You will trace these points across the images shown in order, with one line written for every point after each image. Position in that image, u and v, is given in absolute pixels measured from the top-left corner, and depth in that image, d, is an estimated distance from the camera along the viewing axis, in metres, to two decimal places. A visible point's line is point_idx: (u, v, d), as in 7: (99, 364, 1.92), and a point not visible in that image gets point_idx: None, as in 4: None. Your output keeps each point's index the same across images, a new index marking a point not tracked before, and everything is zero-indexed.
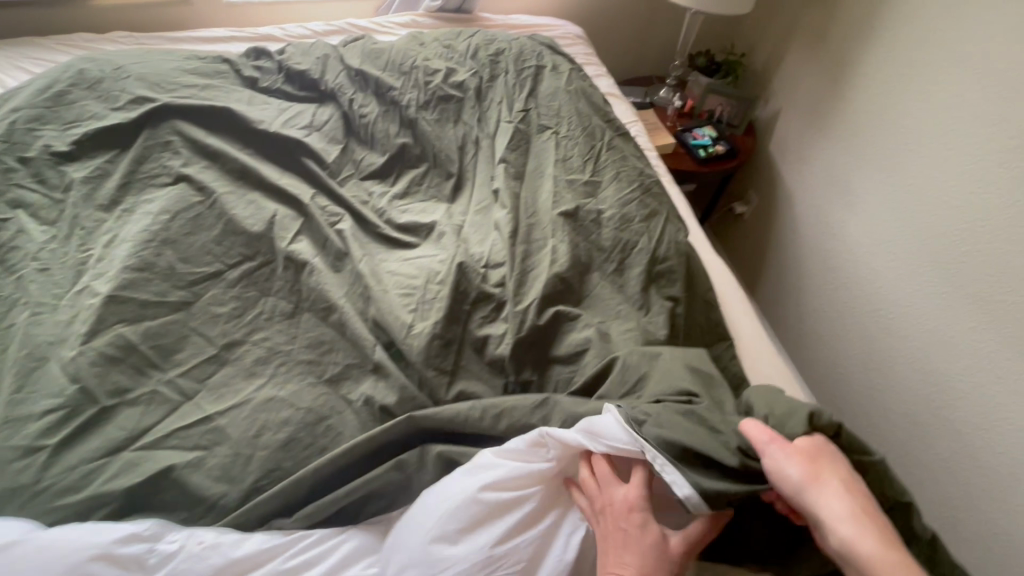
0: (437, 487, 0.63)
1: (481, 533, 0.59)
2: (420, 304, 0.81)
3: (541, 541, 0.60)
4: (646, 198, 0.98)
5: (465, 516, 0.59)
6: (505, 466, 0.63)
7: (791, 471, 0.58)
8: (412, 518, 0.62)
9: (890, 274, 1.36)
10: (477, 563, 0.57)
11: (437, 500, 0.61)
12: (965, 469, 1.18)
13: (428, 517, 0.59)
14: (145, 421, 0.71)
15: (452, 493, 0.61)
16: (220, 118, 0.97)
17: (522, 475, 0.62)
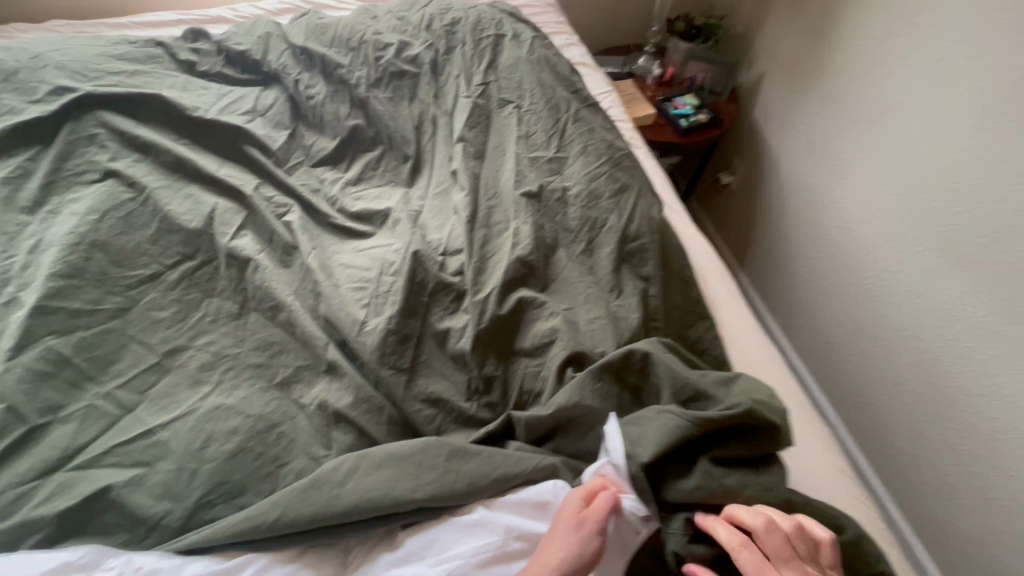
0: (431, 548, 0.57)
1: None
2: (374, 298, 0.76)
3: None
4: (615, 171, 0.92)
5: None
6: (513, 526, 0.58)
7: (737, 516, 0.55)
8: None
9: (878, 239, 1.31)
10: None
11: (434, 566, 0.56)
12: (959, 436, 1.14)
13: None
14: (80, 439, 0.64)
15: (453, 558, 0.56)
16: (153, 108, 0.91)
17: (529, 536, 0.58)
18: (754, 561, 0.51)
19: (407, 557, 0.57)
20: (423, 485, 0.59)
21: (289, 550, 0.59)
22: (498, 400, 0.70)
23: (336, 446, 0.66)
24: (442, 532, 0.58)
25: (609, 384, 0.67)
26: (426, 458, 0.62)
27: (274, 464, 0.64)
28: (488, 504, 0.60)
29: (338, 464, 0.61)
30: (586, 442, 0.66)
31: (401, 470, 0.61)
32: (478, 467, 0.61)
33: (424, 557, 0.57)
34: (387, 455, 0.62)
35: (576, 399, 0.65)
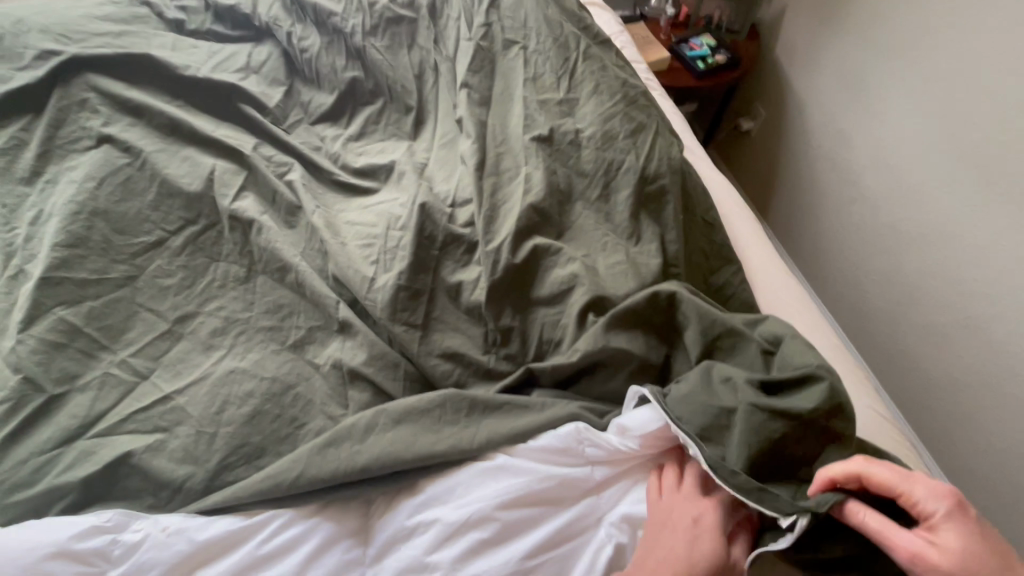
0: (453, 492, 0.56)
1: (514, 544, 0.53)
2: (383, 254, 0.73)
3: (574, 557, 0.54)
4: (630, 110, 0.86)
5: (491, 528, 0.53)
6: (534, 470, 0.56)
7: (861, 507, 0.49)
8: (422, 528, 0.54)
9: (912, 176, 1.23)
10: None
11: (455, 509, 0.54)
12: (999, 380, 1.10)
13: (449, 529, 0.53)
14: (98, 407, 0.63)
15: (474, 502, 0.54)
16: (144, 70, 0.88)
17: (554, 479, 0.56)
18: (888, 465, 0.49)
19: (428, 503, 0.56)
20: (443, 437, 0.58)
21: (313, 508, 0.58)
22: (517, 351, 0.68)
23: (353, 404, 0.65)
24: (462, 476, 0.57)
25: (634, 327, 0.64)
26: (445, 413, 0.60)
27: (292, 425, 0.63)
28: (509, 449, 0.58)
29: (352, 423, 0.60)
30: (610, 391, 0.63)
31: (421, 425, 0.59)
32: (501, 417, 0.60)
33: (445, 501, 0.55)
34: (405, 409, 0.60)
35: (600, 343, 0.62)
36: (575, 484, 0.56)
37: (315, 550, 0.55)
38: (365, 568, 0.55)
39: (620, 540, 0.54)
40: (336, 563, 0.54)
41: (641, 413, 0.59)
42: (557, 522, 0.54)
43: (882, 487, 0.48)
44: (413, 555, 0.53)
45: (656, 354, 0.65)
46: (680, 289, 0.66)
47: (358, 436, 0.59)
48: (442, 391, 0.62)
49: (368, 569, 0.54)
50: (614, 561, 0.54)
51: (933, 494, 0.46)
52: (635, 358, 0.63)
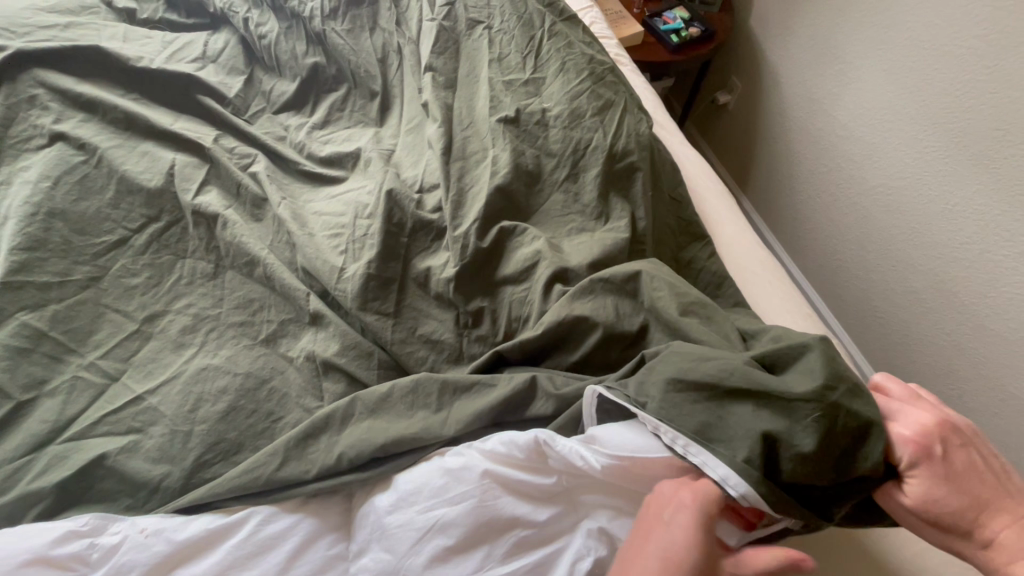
0: (419, 494, 0.54)
1: (481, 550, 0.52)
2: (351, 243, 0.72)
3: (544, 566, 0.52)
4: (597, 87, 0.85)
5: (457, 534, 0.52)
6: (498, 474, 0.54)
7: (941, 503, 0.50)
8: (392, 530, 0.53)
9: (886, 144, 1.24)
10: None
11: (422, 514, 0.53)
12: (972, 341, 1.13)
13: (417, 534, 0.52)
14: (68, 412, 0.62)
15: (440, 506, 0.53)
16: (97, 63, 0.86)
17: (523, 485, 0.54)
18: (959, 503, 0.49)
19: (397, 503, 0.54)
20: (412, 421, 0.59)
21: (295, 503, 0.57)
22: (489, 331, 0.68)
23: (327, 396, 0.64)
24: (427, 475, 0.55)
25: (606, 301, 0.65)
26: (418, 399, 0.61)
27: (268, 420, 0.63)
28: (474, 448, 0.56)
29: (329, 412, 0.60)
30: (579, 353, 0.64)
31: (396, 412, 0.60)
32: (467, 397, 0.61)
33: (414, 502, 0.54)
34: (379, 399, 0.61)
35: (566, 312, 0.64)
36: (546, 489, 0.55)
37: (297, 547, 0.54)
38: (348, 563, 0.55)
39: (599, 553, 0.53)
40: (319, 559, 0.54)
41: (619, 433, 0.55)
42: (529, 528, 0.53)
43: (960, 494, 0.50)
44: (383, 559, 0.52)
45: (630, 321, 0.64)
46: (642, 263, 0.69)
47: (336, 426, 0.60)
48: (415, 376, 0.63)
49: (349, 566, 0.54)
50: (594, 571, 0.52)
51: (1000, 516, 0.49)
52: (600, 326, 0.63)
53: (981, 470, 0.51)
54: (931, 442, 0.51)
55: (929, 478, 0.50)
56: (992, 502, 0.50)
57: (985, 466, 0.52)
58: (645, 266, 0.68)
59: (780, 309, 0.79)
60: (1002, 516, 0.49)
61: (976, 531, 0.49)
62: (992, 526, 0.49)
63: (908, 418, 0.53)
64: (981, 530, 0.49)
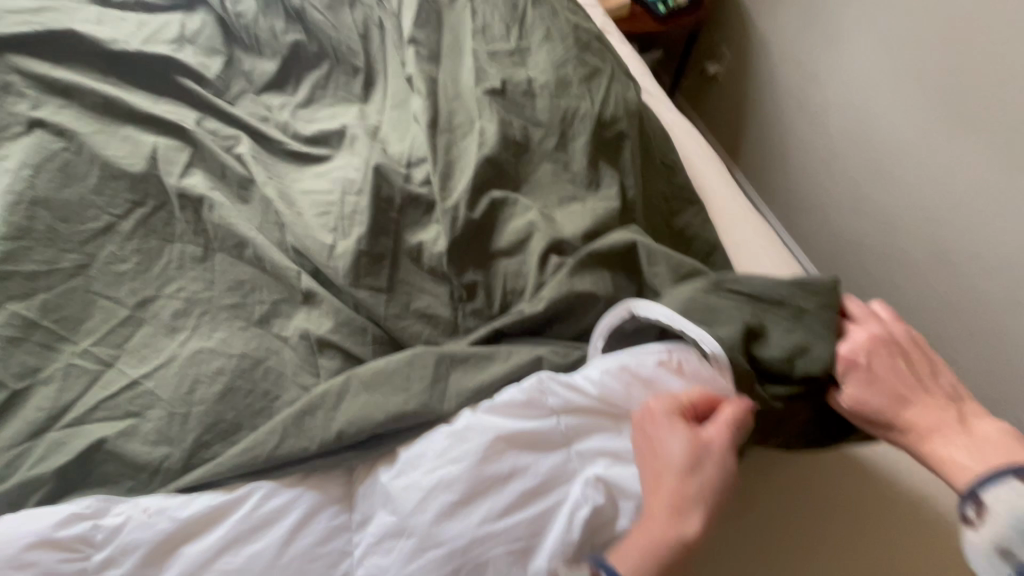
0: (424, 456, 0.55)
1: (484, 505, 0.52)
2: (340, 221, 0.72)
3: (545, 518, 0.53)
4: (584, 55, 0.84)
5: (461, 489, 0.52)
6: (500, 426, 0.55)
7: (870, 401, 0.57)
8: (397, 493, 0.54)
9: (878, 108, 1.24)
10: (473, 541, 0.50)
11: (427, 474, 0.54)
12: (963, 301, 1.13)
13: (421, 493, 0.52)
14: (64, 399, 0.62)
15: (445, 464, 0.54)
16: (71, 47, 0.84)
17: (524, 435, 0.56)
18: (881, 399, 0.57)
19: (403, 468, 0.56)
20: (409, 395, 0.59)
21: (297, 477, 0.58)
22: (483, 305, 0.68)
23: (324, 372, 0.64)
24: (432, 439, 0.56)
25: (602, 271, 0.66)
26: (415, 371, 0.61)
27: (266, 399, 0.63)
28: (478, 409, 0.58)
29: (325, 389, 0.60)
30: (580, 325, 0.66)
31: (392, 385, 0.60)
32: (462, 369, 0.61)
33: (419, 465, 0.55)
34: (374, 373, 0.61)
35: (566, 287, 0.64)
36: (545, 439, 0.56)
37: (301, 519, 0.55)
38: (351, 533, 0.55)
39: (596, 501, 0.53)
40: (323, 530, 0.54)
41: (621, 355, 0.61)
42: (529, 479, 0.54)
43: (885, 391, 0.57)
44: (388, 522, 0.53)
45: (624, 292, 0.67)
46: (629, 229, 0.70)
47: (331, 402, 0.59)
48: (409, 350, 0.63)
49: (355, 534, 0.55)
50: (593, 521, 0.53)
51: (920, 407, 0.56)
52: (601, 300, 0.65)
53: (905, 370, 0.58)
54: (864, 352, 0.59)
55: (858, 379, 0.58)
56: (913, 396, 0.57)
57: (910, 366, 0.59)
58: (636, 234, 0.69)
59: (774, 268, 0.79)
60: (918, 405, 0.56)
61: (898, 420, 0.56)
62: (911, 415, 0.56)
63: (844, 331, 0.62)
64: (902, 419, 0.56)
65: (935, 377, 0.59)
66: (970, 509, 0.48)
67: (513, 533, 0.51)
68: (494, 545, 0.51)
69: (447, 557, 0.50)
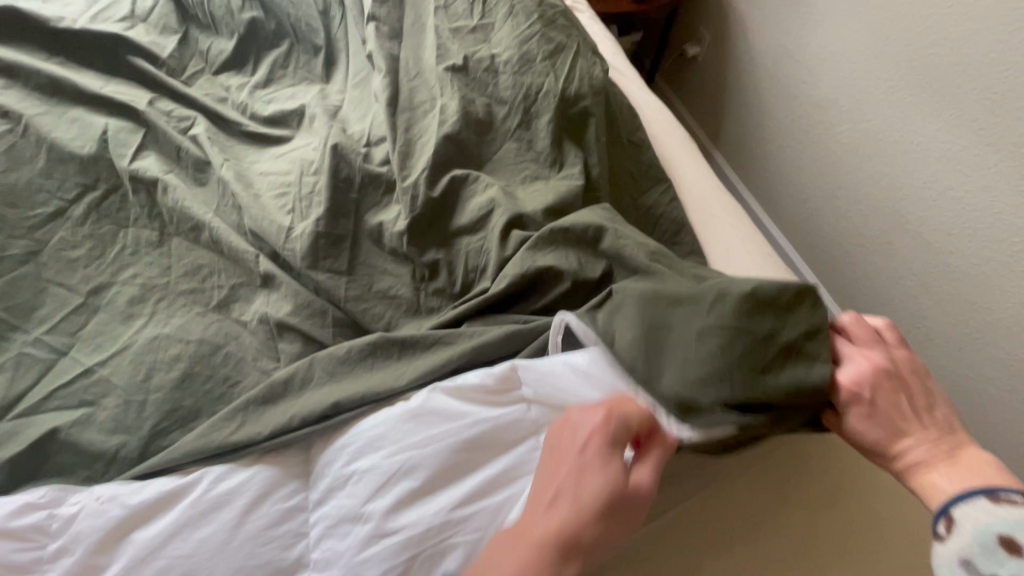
0: (386, 440, 0.54)
1: (446, 491, 0.52)
2: (298, 202, 0.70)
3: (506, 509, 0.52)
4: (548, 30, 0.82)
5: (423, 475, 0.52)
6: (469, 410, 0.55)
7: (866, 432, 0.54)
8: (357, 477, 0.53)
9: (852, 87, 1.24)
10: (431, 529, 0.50)
11: (389, 458, 0.53)
12: (936, 278, 1.15)
13: (382, 478, 0.52)
14: (16, 388, 0.60)
15: (408, 448, 0.53)
16: (16, 27, 0.81)
17: (486, 418, 0.55)
18: (877, 430, 0.54)
19: (363, 451, 0.54)
20: (366, 371, 0.60)
21: (252, 457, 0.56)
22: (447, 284, 0.67)
23: (283, 356, 0.63)
24: (395, 420, 0.55)
25: (565, 247, 0.65)
26: (378, 357, 0.61)
27: (225, 385, 0.62)
28: (438, 388, 0.56)
29: (287, 374, 0.60)
30: (545, 301, 0.64)
31: (356, 372, 0.60)
32: (418, 350, 0.61)
33: (379, 447, 0.53)
34: (337, 360, 0.60)
35: (527, 264, 0.63)
36: (514, 425, 0.56)
37: (258, 496, 0.53)
38: (307, 514, 0.53)
39: None
40: (278, 512, 0.53)
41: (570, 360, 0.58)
42: (495, 466, 0.53)
43: (882, 423, 0.54)
44: (347, 506, 0.52)
45: (590, 267, 0.64)
46: (595, 208, 0.70)
47: (296, 389, 0.59)
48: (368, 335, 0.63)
49: (310, 515, 0.53)
50: None
51: (918, 439, 0.53)
52: (564, 275, 0.63)
53: (902, 400, 0.55)
54: (864, 380, 0.55)
55: (854, 407, 0.55)
56: (909, 427, 0.54)
57: (908, 394, 0.55)
58: (601, 212, 0.69)
59: (741, 245, 0.79)
60: (914, 437, 0.53)
61: (891, 452, 0.53)
62: (905, 448, 0.53)
63: (844, 354, 0.58)
64: (895, 451, 0.53)
65: (933, 407, 0.55)
66: (941, 525, 0.48)
67: (473, 524, 0.51)
68: (453, 534, 0.50)
69: (402, 545, 0.49)
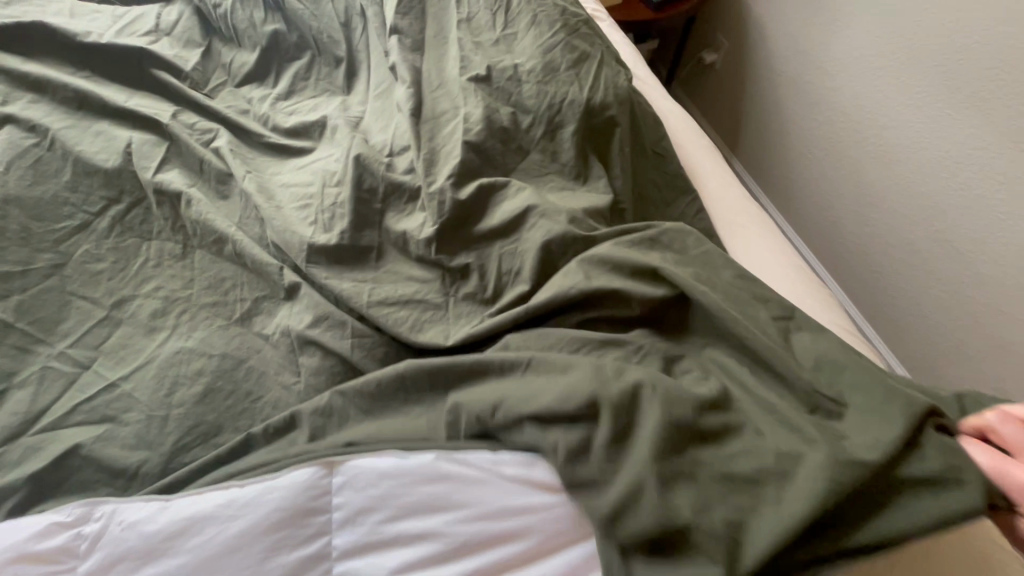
0: (427, 507, 0.50)
1: None
2: (321, 213, 0.69)
3: None
4: (572, 39, 0.81)
5: (459, 562, 0.49)
6: (511, 500, 0.51)
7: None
8: (390, 542, 0.49)
9: (876, 93, 1.21)
10: None
11: (427, 534, 0.49)
12: (972, 290, 1.10)
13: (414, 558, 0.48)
14: (39, 403, 0.59)
15: (451, 525, 0.49)
16: (44, 43, 0.82)
17: (543, 480, 0.52)
18: None
19: (401, 514, 0.50)
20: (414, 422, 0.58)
21: (271, 481, 0.52)
22: (478, 289, 0.65)
23: (303, 370, 0.62)
24: (439, 486, 0.51)
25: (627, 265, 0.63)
26: (409, 392, 0.58)
27: (248, 400, 0.61)
28: (480, 462, 0.53)
29: (318, 409, 0.58)
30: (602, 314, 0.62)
31: (390, 411, 0.58)
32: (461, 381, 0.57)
33: (419, 515, 0.50)
34: (370, 398, 0.58)
35: (585, 277, 0.62)
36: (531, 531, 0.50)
37: (277, 517, 0.49)
38: (330, 562, 0.49)
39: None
40: (295, 561, 0.48)
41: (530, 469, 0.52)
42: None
43: None
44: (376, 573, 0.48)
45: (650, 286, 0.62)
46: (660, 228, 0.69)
47: (330, 429, 0.57)
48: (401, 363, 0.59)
49: (335, 566, 0.49)
50: None
51: None
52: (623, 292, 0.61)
53: None
54: None
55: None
56: None
57: None
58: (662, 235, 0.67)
59: (772, 249, 0.78)
60: None
61: None
62: None
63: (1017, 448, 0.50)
64: None
65: None
66: None
67: None
68: None
69: None
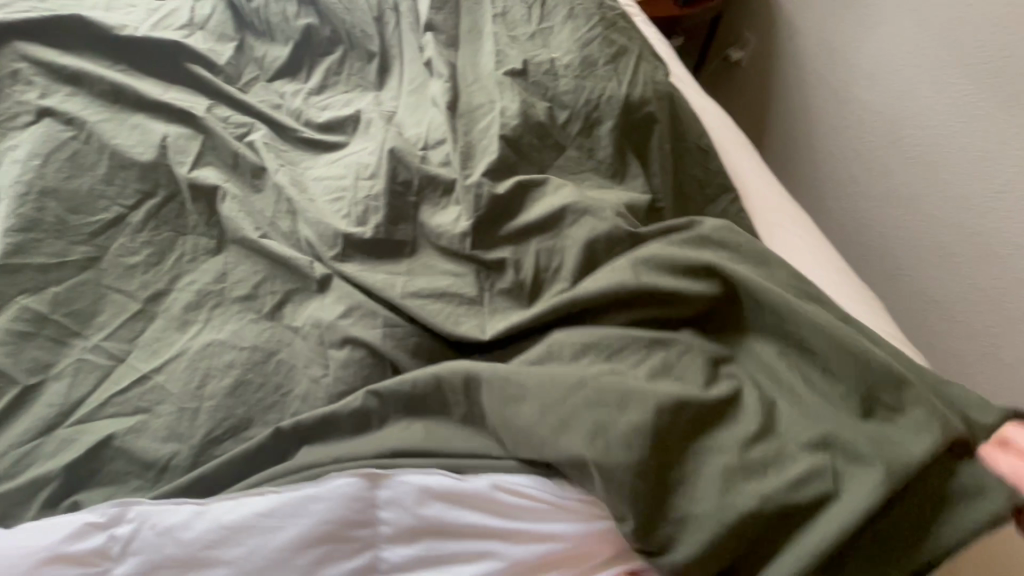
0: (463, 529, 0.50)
1: None
2: (354, 207, 0.69)
3: None
4: (609, 33, 0.80)
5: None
6: (541, 525, 0.51)
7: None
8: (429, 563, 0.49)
9: (913, 90, 1.17)
10: None
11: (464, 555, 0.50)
12: (1009, 295, 1.02)
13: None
14: (75, 394, 0.59)
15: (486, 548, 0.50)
16: (81, 37, 0.82)
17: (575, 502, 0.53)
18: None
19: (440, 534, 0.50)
20: (452, 425, 0.57)
21: (317, 491, 0.50)
22: (513, 285, 0.64)
23: (333, 365, 0.61)
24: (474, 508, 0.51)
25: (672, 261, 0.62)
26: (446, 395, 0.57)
27: (278, 394, 0.60)
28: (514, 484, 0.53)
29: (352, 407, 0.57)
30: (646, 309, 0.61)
31: (426, 414, 0.57)
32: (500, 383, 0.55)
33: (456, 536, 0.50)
34: (406, 400, 0.57)
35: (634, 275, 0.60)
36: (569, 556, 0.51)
37: (323, 529, 0.48)
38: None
39: None
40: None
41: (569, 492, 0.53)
42: None
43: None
44: None
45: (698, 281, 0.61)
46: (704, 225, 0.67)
47: (367, 429, 0.57)
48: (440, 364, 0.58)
49: None
50: None
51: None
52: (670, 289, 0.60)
53: None
54: None
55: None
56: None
57: None
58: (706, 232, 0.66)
59: (813, 246, 0.76)
60: None
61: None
62: None
63: None
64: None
65: None
66: None
67: None
68: None
69: None
